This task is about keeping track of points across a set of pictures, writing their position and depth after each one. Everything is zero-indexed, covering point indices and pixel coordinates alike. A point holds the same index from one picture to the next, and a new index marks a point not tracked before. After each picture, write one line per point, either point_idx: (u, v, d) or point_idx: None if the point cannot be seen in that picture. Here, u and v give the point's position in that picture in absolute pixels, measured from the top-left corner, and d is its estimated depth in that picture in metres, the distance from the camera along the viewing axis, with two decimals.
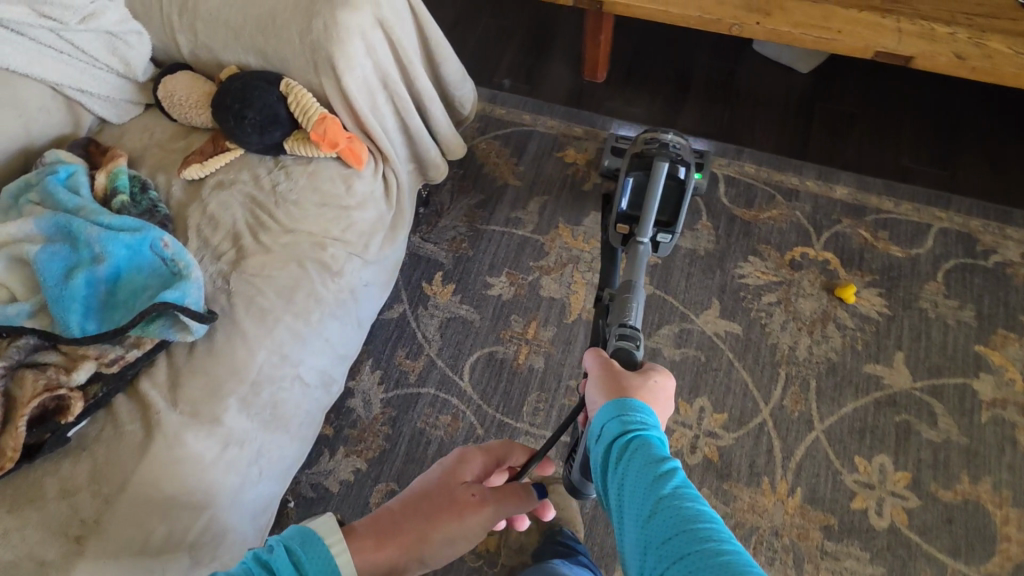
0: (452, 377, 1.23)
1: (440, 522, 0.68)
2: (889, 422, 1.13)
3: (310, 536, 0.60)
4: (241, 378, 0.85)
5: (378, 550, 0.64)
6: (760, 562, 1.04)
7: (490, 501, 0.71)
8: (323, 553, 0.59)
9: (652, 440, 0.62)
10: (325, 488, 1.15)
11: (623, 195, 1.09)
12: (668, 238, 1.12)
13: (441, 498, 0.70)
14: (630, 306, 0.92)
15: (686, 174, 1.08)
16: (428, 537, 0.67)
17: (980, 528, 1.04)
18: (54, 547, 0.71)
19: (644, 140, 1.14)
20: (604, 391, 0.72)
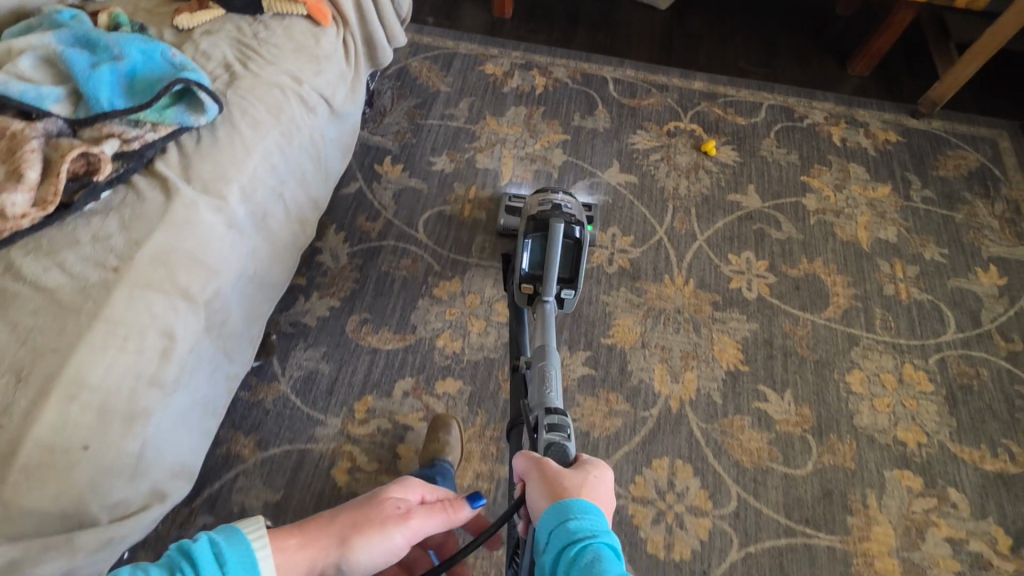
0: (409, 231, 1.44)
1: (363, 532, 0.72)
2: (749, 230, 1.49)
3: (232, 530, 0.65)
4: (241, 171, 1.02)
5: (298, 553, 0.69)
6: (669, 330, 1.33)
7: (414, 517, 0.74)
8: (244, 548, 0.63)
9: (601, 552, 0.62)
10: (304, 323, 1.29)
11: (523, 258, 1.16)
12: (570, 293, 1.17)
13: (372, 509, 0.74)
14: (549, 383, 0.97)
15: (580, 234, 1.17)
16: (352, 543, 0.71)
17: (818, 290, 1.41)
18: (94, 274, 0.84)
19: (537, 200, 1.23)
20: (544, 493, 0.72)
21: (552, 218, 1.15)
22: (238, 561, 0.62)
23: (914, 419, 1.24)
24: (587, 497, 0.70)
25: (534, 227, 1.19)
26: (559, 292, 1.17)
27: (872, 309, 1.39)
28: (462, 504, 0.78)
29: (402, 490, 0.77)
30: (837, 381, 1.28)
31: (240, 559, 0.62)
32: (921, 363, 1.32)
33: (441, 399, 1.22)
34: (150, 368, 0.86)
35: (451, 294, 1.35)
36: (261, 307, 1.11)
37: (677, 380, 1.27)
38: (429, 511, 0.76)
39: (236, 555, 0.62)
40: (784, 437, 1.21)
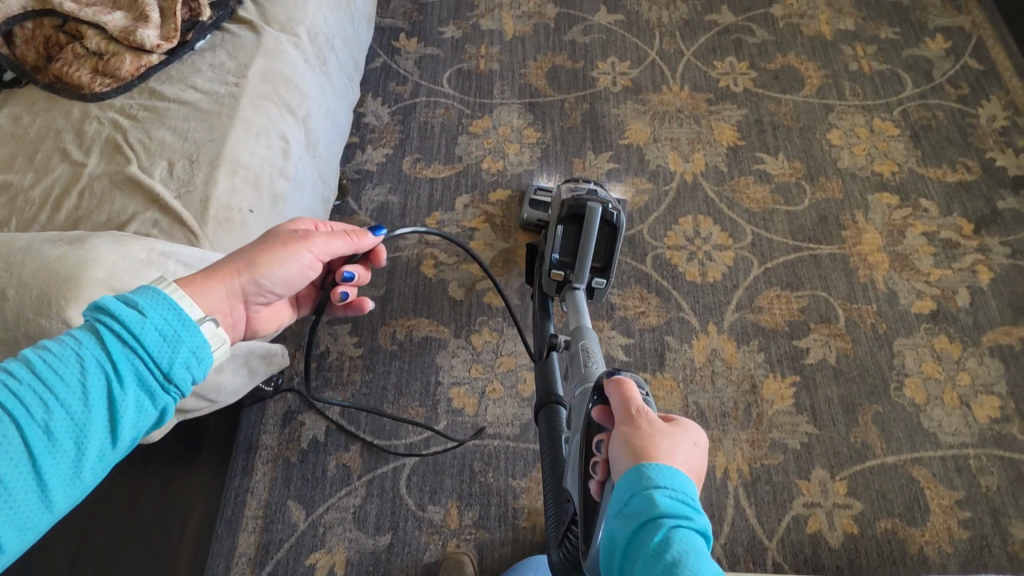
0: (436, 88, 1.64)
1: (264, 257, 0.82)
2: (728, 40, 1.71)
3: (143, 286, 0.64)
4: (305, 16, 1.21)
5: (212, 283, 0.77)
6: (674, 125, 1.56)
7: (313, 237, 0.87)
8: (155, 290, 0.63)
9: (691, 547, 0.52)
10: (366, 170, 1.51)
11: (554, 246, 1.15)
12: (602, 281, 1.16)
13: (269, 240, 0.84)
14: (590, 356, 0.98)
15: (617, 219, 1.14)
16: (258, 265, 0.82)
17: (794, 77, 1.64)
18: (222, 89, 1.04)
19: (569, 186, 1.20)
20: (628, 441, 0.64)
21: (587, 202, 1.12)
22: (150, 298, 0.61)
23: (886, 157, 1.50)
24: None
25: (567, 212, 1.15)
26: (591, 279, 1.18)
27: (842, 83, 1.62)
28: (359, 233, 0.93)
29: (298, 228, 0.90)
30: (820, 140, 1.53)
31: (164, 302, 0.62)
32: (887, 116, 1.56)
33: (497, 205, 1.46)
34: (279, 161, 1.07)
35: (485, 129, 1.57)
36: (336, 143, 1.32)
37: (688, 160, 1.51)
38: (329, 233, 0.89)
39: (149, 302, 0.61)
40: (782, 187, 1.47)
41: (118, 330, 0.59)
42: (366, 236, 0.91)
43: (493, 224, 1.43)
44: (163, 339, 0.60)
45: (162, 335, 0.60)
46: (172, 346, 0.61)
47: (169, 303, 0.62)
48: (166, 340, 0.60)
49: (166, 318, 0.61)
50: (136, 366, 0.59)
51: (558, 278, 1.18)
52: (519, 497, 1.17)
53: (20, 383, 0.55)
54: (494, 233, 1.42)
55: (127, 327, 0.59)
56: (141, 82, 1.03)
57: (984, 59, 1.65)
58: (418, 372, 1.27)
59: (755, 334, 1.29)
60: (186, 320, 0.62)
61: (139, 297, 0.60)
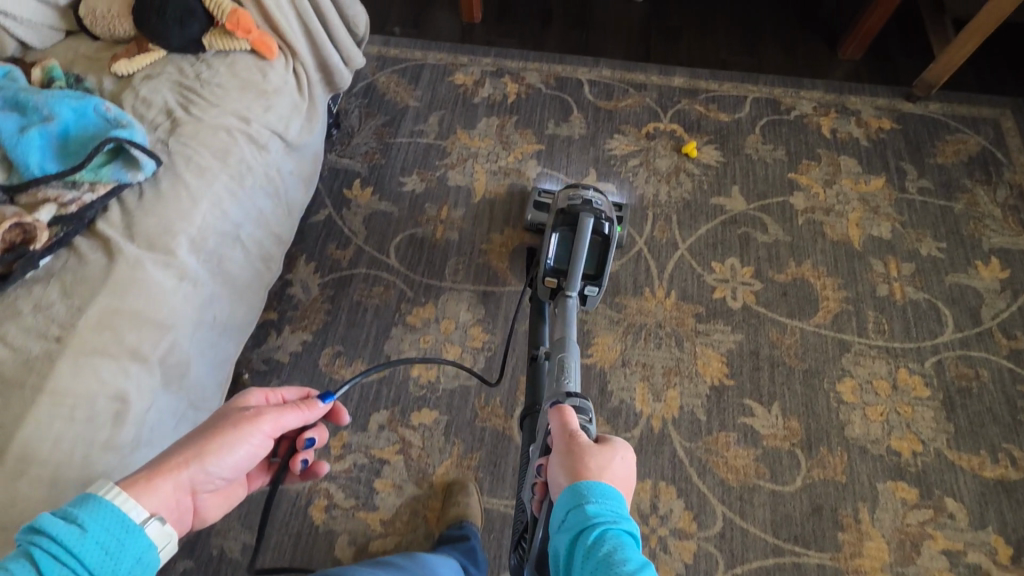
0: (380, 257, 1.41)
1: (218, 442, 0.72)
2: (733, 234, 1.43)
3: (85, 496, 0.60)
4: (189, 222, 1.00)
5: (154, 482, 0.66)
6: (650, 346, 1.29)
7: (267, 414, 0.76)
8: (101, 503, 0.59)
9: (620, 540, 0.62)
10: (276, 360, 1.28)
11: (548, 254, 1.18)
12: (594, 289, 1.20)
13: (217, 423, 0.74)
14: (566, 369, 0.99)
15: (608, 229, 1.18)
16: (207, 453, 0.71)
17: (807, 295, 1.35)
18: (37, 346, 0.83)
19: (567, 194, 1.24)
20: (567, 469, 0.72)
21: (581, 212, 1.17)
22: (93, 512, 0.58)
23: (909, 427, 1.20)
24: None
25: (561, 221, 1.21)
26: (584, 288, 1.18)
27: (865, 312, 1.33)
28: (315, 399, 0.84)
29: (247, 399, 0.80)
30: (827, 391, 1.24)
31: (108, 511, 0.59)
32: (917, 367, 1.26)
33: (418, 430, 1.20)
34: (103, 434, 0.85)
35: (425, 320, 1.33)
36: (224, 354, 1.12)
37: (659, 398, 1.23)
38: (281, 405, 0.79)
39: (94, 517, 0.58)
40: (771, 453, 1.18)
41: (53, 553, 0.55)
42: (322, 404, 0.83)
43: (407, 458, 1.18)
44: (105, 552, 0.57)
45: (105, 549, 0.58)
46: (115, 558, 0.58)
47: (119, 517, 0.59)
48: (109, 552, 0.58)
49: (109, 529, 0.58)
50: None
51: (551, 285, 1.20)
52: None
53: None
54: (406, 470, 1.17)
55: (64, 547, 0.55)
56: None
57: None
58: None
59: None
60: (131, 526, 0.60)
61: (83, 512, 0.57)
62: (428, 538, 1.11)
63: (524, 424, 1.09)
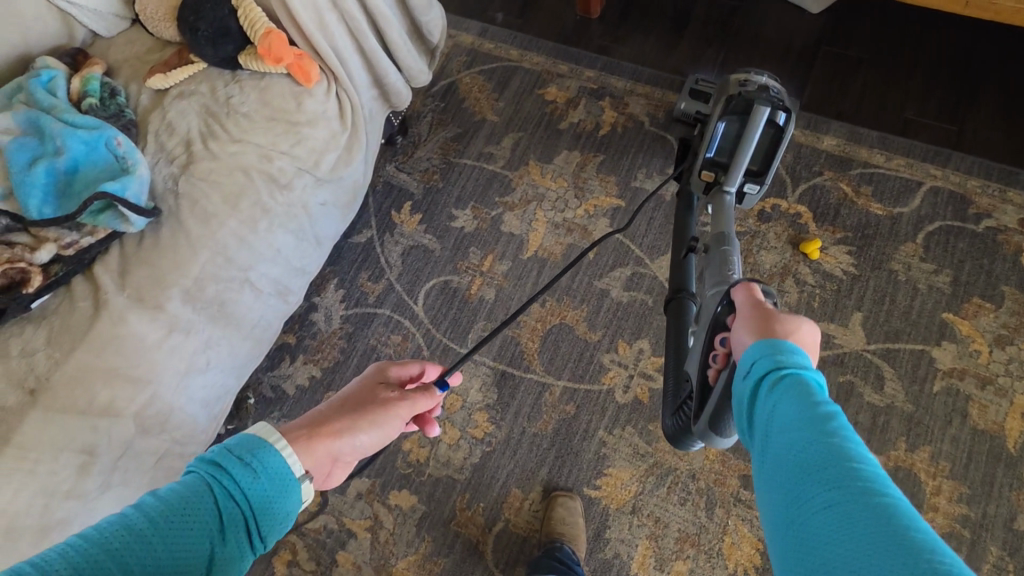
0: (408, 301, 1.30)
1: (370, 415, 0.66)
2: (832, 382, 1.10)
3: (259, 440, 0.55)
4: (184, 274, 0.94)
5: (312, 443, 0.61)
6: (671, 500, 1.08)
7: (410, 396, 0.70)
8: (274, 454, 0.55)
9: (812, 384, 0.54)
10: (282, 390, 1.26)
11: (709, 144, 0.99)
12: (758, 188, 1.01)
13: (365, 398, 0.68)
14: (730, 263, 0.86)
15: (786, 121, 0.93)
16: (358, 428, 0.65)
17: (906, 497, 1.01)
18: (12, 395, 0.84)
19: (738, 78, 0.98)
20: (751, 327, 0.63)
21: (756, 99, 0.92)
22: (270, 459, 0.54)
23: None
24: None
25: (731, 108, 0.96)
26: (743, 185, 1.01)
27: (984, 546, 0.97)
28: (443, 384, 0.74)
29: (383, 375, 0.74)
30: None
31: (278, 465, 0.55)
32: None
33: (392, 512, 1.13)
34: (64, 484, 0.88)
35: None
36: (227, 389, 1.12)
37: (661, 568, 1.04)
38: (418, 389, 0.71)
39: (267, 464, 0.54)
40: None
41: (231, 492, 0.51)
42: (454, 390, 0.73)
43: (374, 538, 1.12)
44: (270, 504, 0.53)
45: (272, 497, 0.53)
46: (278, 512, 0.53)
47: (289, 476, 0.55)
48: (271, 504, 0.53)
49: (280, 479, 0.54)
50: (242, 530, 0.51)
51: (706, 179, 1.04)
52: None
53: (127, 544, 0.45)
54: (370, 551, 1.12)
55: (240, 489, 0.52)
56: None
57: None
58: None
59: None
60: (294, 480, 0.55)
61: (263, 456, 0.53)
62: None
63: (670, 308, 0.97)
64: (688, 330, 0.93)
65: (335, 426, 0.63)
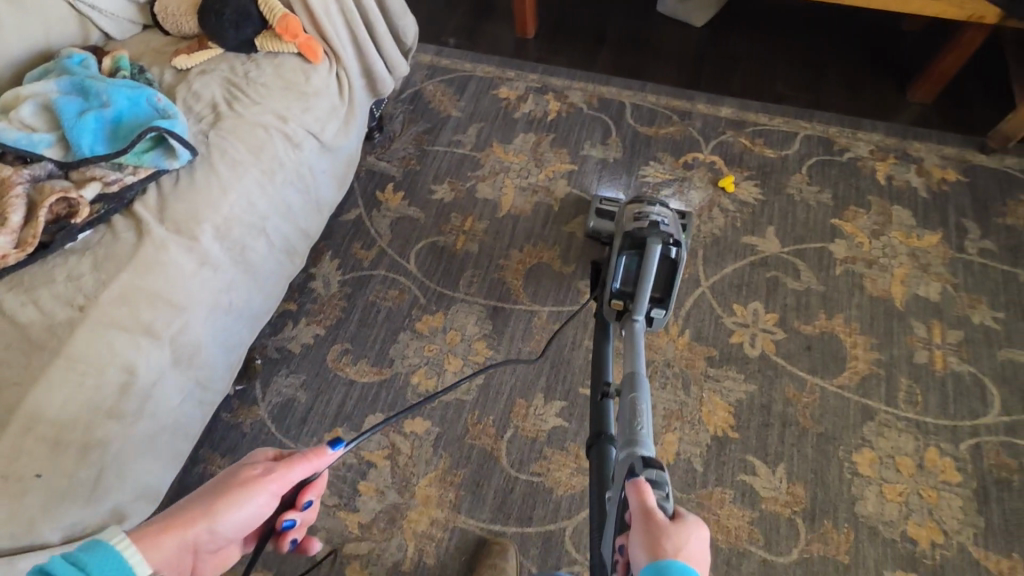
0: (400, 261, 1.44)
1: (228, 496, 0.64)
2: (761, 277, 1.36)
3: (92, 541, 0.55)
4: (215, 211, 1.06)
5: (160, 541, 0.61)
6: (655, 385, 1.24)
7: (276, 474, 0.67)
8: (106, 550, 0.55)
9: None
10: (288, 350, 1.33)
11: (615, 275, 1.13)
12: (662, 312, 1.14)
13: (231, 476, 0.66)
14: (639, 412, 0.87)
15: (676, 254, 1.14)
16: (215, 513, 0.64)
17: (833, 352, 1.26)
18: (62, 313, 0.90)
19: (633, 212, 1.22)
20: (642, 544, 0.62)
21: (648, 236, 1.13)
22: (103, 560, 0.54)
23: (930, 514, 1.08)
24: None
25: (630, 243, 1.16)
26: (649, 310, 1.14)
27: (897, 379, 1.22)
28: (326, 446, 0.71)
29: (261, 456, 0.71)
30: (841, 460, 1.14)
31: (115, 558, 0.54)
32: (949, 448, 1.14)
33: (408, 439, 1.21)
34: (107, 402, 0.92)
35: (433, 329, 1.34)
36: (240, 340, 1.19)
37: (655, 441, 1.18)
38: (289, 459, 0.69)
39: (98, 560, 0.53)
40: (768, 518, 1.10)
41: None
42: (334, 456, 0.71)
43: (394, 464, 1.19)
44: None
45: None
46: None
47: (124, 569, 0.54)
48: None
49: (113, 573, 0.53)
50: None
51: (616, 307, 1.15)
52: None
53: None
54: (391, 476, 1.18)
55: None
56: None
57: None
58: None
59: None
60: None
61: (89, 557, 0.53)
62: (400, 549, 1.11)
63: (595, 455, 0.97)
64: (609, 487, 0.92)
65: (187, 514, 0.63)
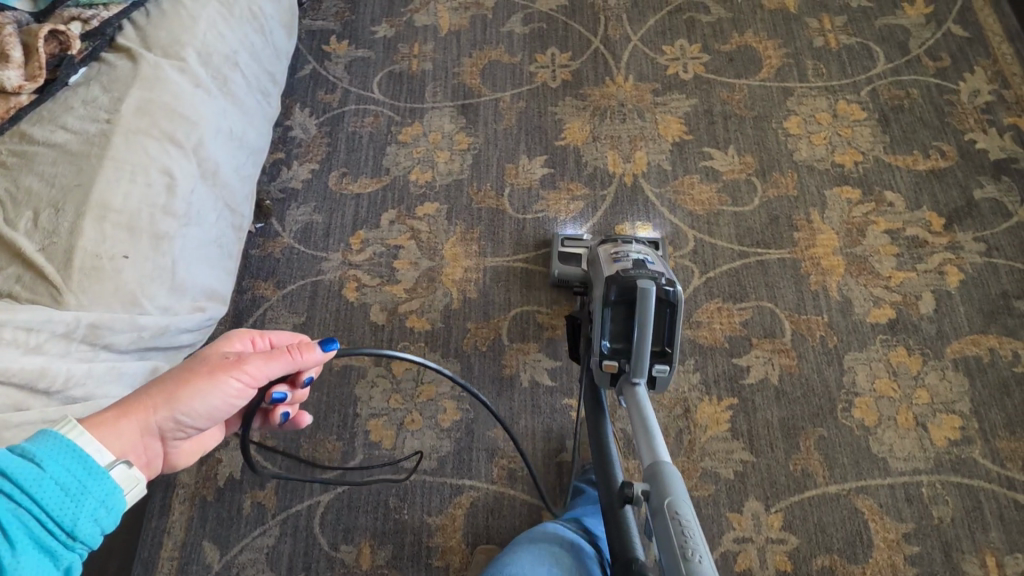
0: (366, 94, 1.56)
1: (194, 381, 0.73)
2: (679, 21, 1.56)
3: (43, 432, 0.61)
4: (193, 37, 1.15)
5: (117, 423, 0.70)
6: (616, 122, 1.45)
7: (244, 362, 0.75)
8: (57, 440, 0.60)
9: None
10: (291, 188, 1.45)
11: (602, 331, 1.02)
12: (666, 368, 1.01)
13: (199, 364, 0.75)
14: (687, 524, 0.72)
15: (674, 294, 1.00)
16: (178, 399, 0.73)
17: (751, 58, 1.49)
18: (93, 128, 0.99)
19: (611, 252, 1.10)
20: None
21: (639, 279, 1.00)
22: (47, 450, 0.59)
23: (849, 145, 1.36)
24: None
25: (617, 295, 1.02)
26: (651, 368, 1.01)
27: (804, 62, 1.47)
28: (306, 347, 0.77)
29: (231, 345, 0.81)
30: (775, 129, 1.39)
31: (64, 446, 0.60)
32: (854, 98, 1.41)
33: (424, 221, 1.38)
34: (161, 200, 1.03)
35: (415, 137, 1.49)
36: (247, 173, 1.31)
37: (628, 160, 1.40)
38: (266, 353, 0.76)
39: (47, 448, 0.59)
40: (731, 185, 1.34)
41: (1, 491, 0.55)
42: (310, 355, 0.76)
43: (419, 241, 1.36)
44: (64, 492, 0.58)
45: (65, 489, 0.58)
46: (75, 500, 0.58)
47: (75, 456, 0.60)
48: (73, 487, 0.58)
49: (67, 468, 0.59)
50: (28, 522, 0.56)
51: (611, 370, 1.03)
52: (433, 535, 1.11)
53: None
54: (419, 250, 1.35)
55: (20, 486, 0.56)
56: (10, 125, 0.98)
57: (970, 23, 1.46)
58: (336, 404, 1.21)
59: (691, 353, 1.19)
60: (94, 466, 0.60)
61: (32, 447, 0.58)
62: (447, 295, 1.30)
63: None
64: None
65: (148, 398, 0.72)
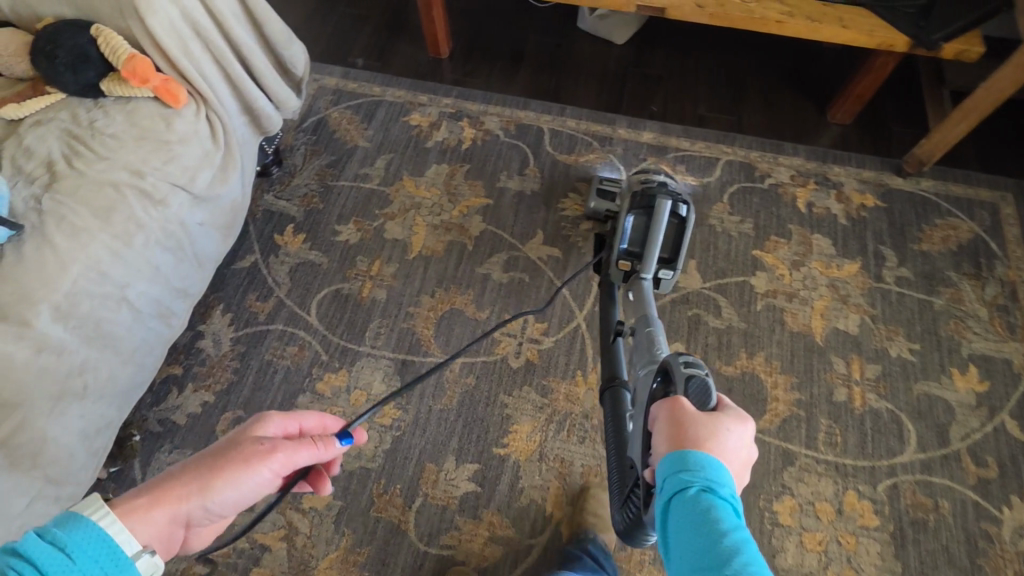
0: (300, 313, 1.33)
1: (226, 474, 0.61)
2: (682, 317, 1.31)
3: (69, 516, 0.51)
4: (53, 289, 0.94)
5: (152, 511, 0.58)
6: (572, 440, 1.19)
7: (280, 450, 0.64)
8: (90, 528, 0.51)
9: (716, 504, 0.59)
10: (172, 421, 1.21)
11: (622, 236, 1.14)
12: (670, 274, 1.15)
13: (229, 452, 0.63)
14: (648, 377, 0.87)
15: (685, 212, 1.13)
16: (211, 488, 0.61)
17: (754, 394, 1.22)
18: None
19: (640, 178, 1.21)
20: (669, 437, 0.68)
21: (658, 196, 1.13)
22: (84, 536, 0.50)
23: (849, 562, 1.07)
24: (711, 447, 0.64)
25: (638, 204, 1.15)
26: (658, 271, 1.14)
27: (816, 419, 1.19)
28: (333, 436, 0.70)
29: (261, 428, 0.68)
30: (762, 510, 1.11)
31: (98, 535, 0.51)
32: (868, 490, 1.13)
33: (307, 516, 1.11)
34: None
35: (336, 389, 1.24)
36: (108, 421, 1.06)
37: (573, 502, 1.13)
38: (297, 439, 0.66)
39: (80, 534, 0.50)
40: None
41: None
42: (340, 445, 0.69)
43: (291, 546, 1.09)
44: None
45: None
46: None
47: (109, 545, 0.51)
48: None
49: (102, 554, 0.50)
50: None
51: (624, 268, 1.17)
52: None
53: None
54: (288, 560, 1.08)
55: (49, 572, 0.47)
56: None
57: None
58: None
59: None
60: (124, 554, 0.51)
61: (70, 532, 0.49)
62: None
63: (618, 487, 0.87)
64: (625, 414, 0.96)
65: (180, 485, 0.60)
